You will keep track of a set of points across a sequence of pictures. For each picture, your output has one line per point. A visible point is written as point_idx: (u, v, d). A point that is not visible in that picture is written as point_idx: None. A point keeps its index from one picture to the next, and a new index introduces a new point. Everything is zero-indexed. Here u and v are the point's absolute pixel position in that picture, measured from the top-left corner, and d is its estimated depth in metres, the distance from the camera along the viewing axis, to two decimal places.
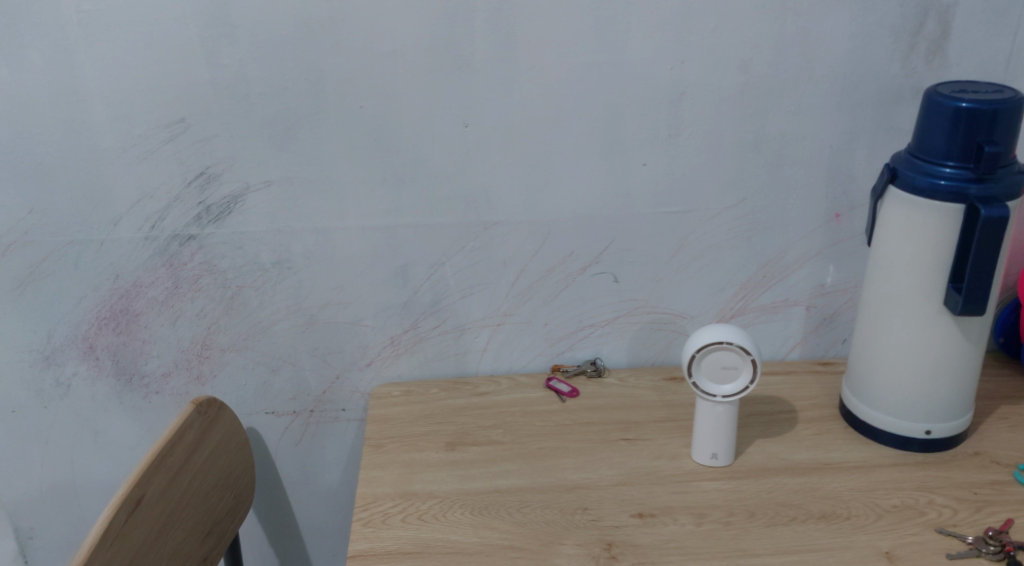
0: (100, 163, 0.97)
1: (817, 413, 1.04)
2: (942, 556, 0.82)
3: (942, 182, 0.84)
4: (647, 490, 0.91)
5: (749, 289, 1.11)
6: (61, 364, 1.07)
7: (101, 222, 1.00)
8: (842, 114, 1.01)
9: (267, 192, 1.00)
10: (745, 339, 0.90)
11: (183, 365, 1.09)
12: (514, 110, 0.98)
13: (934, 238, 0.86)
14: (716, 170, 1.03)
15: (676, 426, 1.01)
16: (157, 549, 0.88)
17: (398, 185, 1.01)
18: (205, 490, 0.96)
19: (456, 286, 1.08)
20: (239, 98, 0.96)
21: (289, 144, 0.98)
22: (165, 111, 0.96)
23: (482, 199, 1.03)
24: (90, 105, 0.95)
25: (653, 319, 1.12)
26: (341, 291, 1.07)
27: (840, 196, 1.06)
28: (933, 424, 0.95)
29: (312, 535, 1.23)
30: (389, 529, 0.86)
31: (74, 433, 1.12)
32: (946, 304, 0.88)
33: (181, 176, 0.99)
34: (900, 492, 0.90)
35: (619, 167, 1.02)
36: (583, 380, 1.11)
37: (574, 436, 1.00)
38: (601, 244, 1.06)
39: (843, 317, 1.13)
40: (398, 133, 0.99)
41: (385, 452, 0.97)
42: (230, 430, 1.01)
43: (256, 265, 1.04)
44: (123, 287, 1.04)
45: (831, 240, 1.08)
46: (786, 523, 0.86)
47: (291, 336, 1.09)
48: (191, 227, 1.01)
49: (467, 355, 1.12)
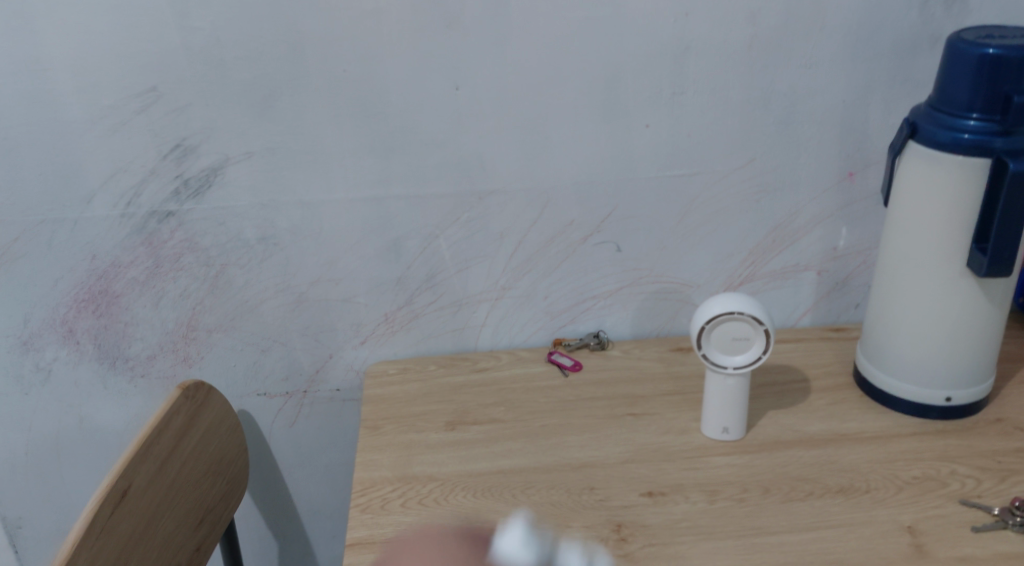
0: (70, 136, 0.92)
1: (831, 381, 1.00)
2: (967, 529, 0.78)
3: (965, 136, 0.80)
4: (656, 467, 0.87)
5: (758, 254, 1.06)
6: (40, 349, 1.03)
7: (74, 199, 0.95)
8: (855, 66, 0.96)
9: (249, 164, 0.95)
10: (757, 308, 0.86)
11: (169, 347, 1.05)
12: (507, 70, 0.93)
13: (958, 196, 0.82)
14: (721, 130, 0.98)
15: (685, 399, 0.97)
16: (145, 542, 0.84)
17: (386, 154, 0.96)
18: (196, 478, 0.92)
19: (452, 259, 1.03)
20: (215, 64, 0.90)
21: (270, 112, 0.93)
22: (136, 79, 0.90)
23: (476, 167, 0.98)
24: (55, 74, 0.89)
25: (658, 289, 1.07)
26: (331, 267, 1.02)
27: (853, 154, 1.01)
28: (953, 391, 0.91)
29: (310, 518, 1.20)
30: (388, 514, 0.82)
31: (58, 420, 1.08)
32: (970, 265, 0.84)
33: (156, 149, 0.93)
34: (920, 463, 0.86)
35: (619, 129, 0.97)
36: (586, 354, 1.07)
37: (579, 412, 0.96)
38: (602, 211, 1.01)
39: (856, 281, 1.09)
40: (385, 97, 0.93)
41: (382, 433, 0.93)
42: (220, 414, 0.97)
43: (240, 242, 0.99)
44: (101, 268, 0.99)
45: (844, 201, 1.04)
46: (803, 498, 0.83)
47: (281, 315, 1.04)
48: (170, 203, 0.96)
49: (465, 331, 1.08)
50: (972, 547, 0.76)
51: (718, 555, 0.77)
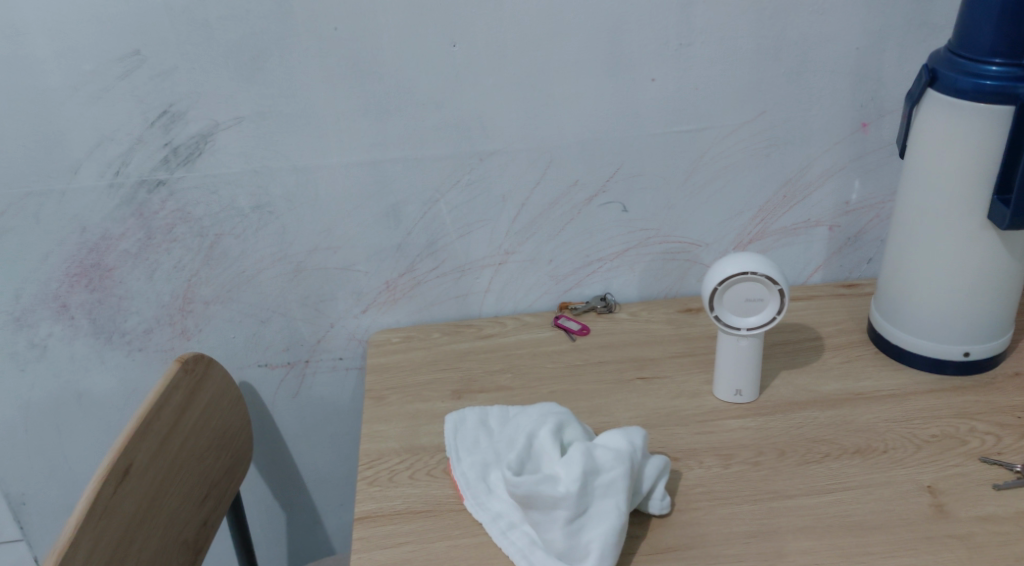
0: (52, 104, 0.88)
1: (844, 339, 0.98)
2: (988, 487, 0.77)
3: (987, 82, 0.77)
4: (669, 431, 0.85)
5: (768, 210, 1.03)
6: (33, 325, 1.00)
7: (60, 169, 0.92)
8: (869, 12, 0.92)
9: (240, 129, 0.92)
10: (771, 268, 0.83)
11: (165, 320, 1.02)
12: (506, 24, 0.89)
13: (979, 145, 0.79)
14: (729, 82, 0.94)
15: (696, 361, 0.95)
16: (151, 518, 0.82)
17: (383, 115, 0.92)
18: (198, 452, 0.90)
19: (453, 223, 1.00)
20: (199, 24, 0.86)
21: (260, 74, 0.89)
22: (118, 42, 0.86)
23: (476, 127, 0.94)
24: (33, 39, 0.85)
25: (665, 249, 1.05)
26: (329, 235, 0.99)
27: (867, 104, 0.97)
28: (971, 346, 0.89)
29: (316, 488, 1.19)
30: (396, 487, 0.80)
31: (56, 396, 1.05)
32: (991, 217, 0.81)
33: (143, 116, 0.90)
34: (938, 421, 0.85)
35: (625, 84, 0.93)
36: (593, 317, 1.04)
37: (588, 377, 0.94)
38: (608, 170, 0.98)
39: (868, 236, 1.06)
40: (379, 55, 0.89)
41: (387, 404, 0.91)
42: (221, 388, 0.95)
43: (234, 210, 0.96)
44: (92, 241, 0.96)
45: (857, 153, 1.00)
46: (820, 460, 0.81)
47: (279, 285, 1.02)
48: (159, 171, 0.93)
49: (469, 297, 1.05)
50: (993, 506, 0.75)
51: (735, 520, 0.75)
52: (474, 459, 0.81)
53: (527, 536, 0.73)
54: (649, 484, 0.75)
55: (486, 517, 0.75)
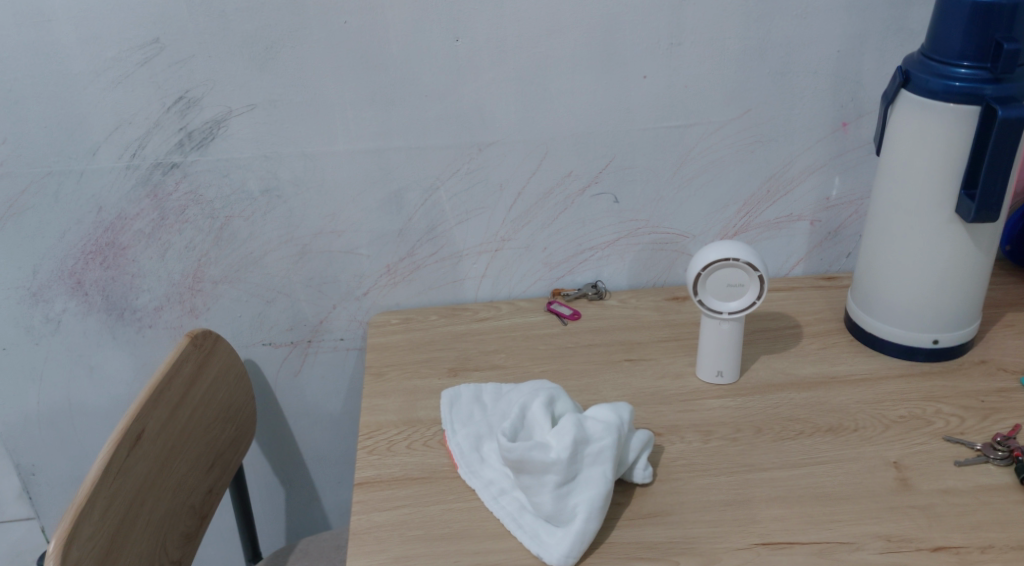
0: (74, 88, 0.93)
1: (823, 327, 1.03)
2: (950, 463, 0.82)
3: (956, 83, 0.82)
4: (653, 409, 0.90)
5: (753, 204, 1.08)
6: (49, 300, 1.05)
7: (80, 150, 0.96)
8: (849, 17, 0.97)
9: (252, 116, 0.96)
10: (752, 255, 0.88)
11: (175, 298, 1.07)
12: (506, 21, 0.94)
13: (949, 143, 0.84)
14: (717, 81, 0.99)
15: (681, 345, 1.00)
16: (161, 481, 0.86)
17: (387, 105, 0.97)
18: (205, 423, 0.95)
19: (452, 211, 1.05)
20: (216, 15, 0.91)
21: (273, 64, 0.94)
22: (138, 30, 0.91)
23: (476, 119, 0.99)
24: (58, 25, 0.90)
25: (654, 239, 1.10)
26: (333, 219, 1.04)
27: (847, 104, 1.02)
28: (940, 334, 0.94)
29: (315, 465, 1.23)
30: (394, 455, 0.85)
31: (68, 369, 1.10)
32: (957, 211, 0.86)
33: (160, 101, 0.94)
34: (907, 403, 0.90)
35: (618, 80, 0.98)
36: (583, 304, 1.09)
37: (577, 358, 0.99)
38: (600, 162, 1.03)
39: (847, 231, 1.12)
40: (385, 48, 0.94)
41: (387, 379, 0.96)
42: (227, 362, 0.99)
43: (244, 194, 1.01)
44: (108, 220, 1.01)
45: (838, 151, 1.06)
46: (795, 437, 0.86)
47: (284, 267, 1.06)
48: (174, 154, 0.98)
49: (465, 281, 1.10)
50: (954, 480, 0.80)
51: (712, 490, 0.80)
52: (469, 431, 0.85)
53: (517, 501, 0.78)
54: (634, 455, 0.79)
55: (478, 483, 0.80)
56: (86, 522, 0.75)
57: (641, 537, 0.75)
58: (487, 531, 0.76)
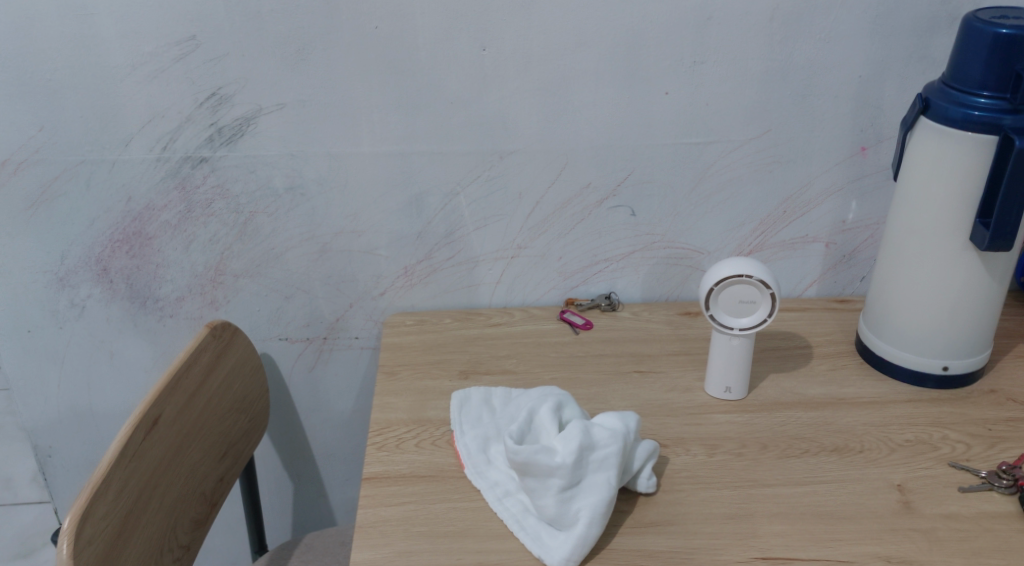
0: (111, 80, 0.96)
1: (833, 348, 1.03)
2: (955, 489, 0.82)
3: (975, 112, 0.83)
4: (660, 420, 0.91)
5: (770, 223, 1.09)
6: (75, 285, 1.07)
7: (113, 141, 0.99)
8: (872, 43, 0.98)
9: (281, 115, 0.99)
10: (766, 272, 0.89)
11: (197, 289, 1.09)
12: (534, 33, 0.96)
13: (965, 171, 0.85)
14: (737, 101, 1.01)
15: (691, 359, 1.01)
16: (174, 466, 0.88)
17: (412, 110, 0.99)
18: (221, 413, 0.96)
19: (470, 217, 1.06)
20: (252, 15, 0.93)
21: (304, 64, 0.96)
22: (176, 27, 0.94)
23: (498, 128, 1.01)
24: (100, 19, 0.93)
25: (670, 254, 1.11)
26: (354, 219, 1.06)
27: (867, 129, 1.03)
28: (950, 360, 0.94)
29: (324, 460, 1.25)
30: (402, 453, 0.86)
31: (89, 354, 1.12)
32: (973, 239, 0.86)
33: (193, 97, 0.97)
34: (914, 428, 0.90)
35: (639, 96, 1.00)
36: (596, 314, 1.11)
37: (587, 367, 1.00)
38: (619, 175, 1.05)
39: (862, 254, 1.12)
40: (414, 54, 0.96)
41: (398, 378, 0.98)
42: (245, 353, 1.01)
43: (269, 190, 1.03)
44: (136, 210, 1.03)
45: (856, 175, 1.06)
46: (800, 455, 0.86)
47: (304, 263, 1.08)
48: (204, 149, 1.00)
49: (480, 287, 1.12)
50: (957, 506, 0.80)
51: (714, 503, 0.80)
52: (476, 433, 0.87)
53: (521, 503, 0.79)
54: (639, 464, 0.80)
55: (483, 484, 0.81)
56: (101, 502, 0.76)
57: (642, 546, 0.76)
58: (489, 531, 0.77)
